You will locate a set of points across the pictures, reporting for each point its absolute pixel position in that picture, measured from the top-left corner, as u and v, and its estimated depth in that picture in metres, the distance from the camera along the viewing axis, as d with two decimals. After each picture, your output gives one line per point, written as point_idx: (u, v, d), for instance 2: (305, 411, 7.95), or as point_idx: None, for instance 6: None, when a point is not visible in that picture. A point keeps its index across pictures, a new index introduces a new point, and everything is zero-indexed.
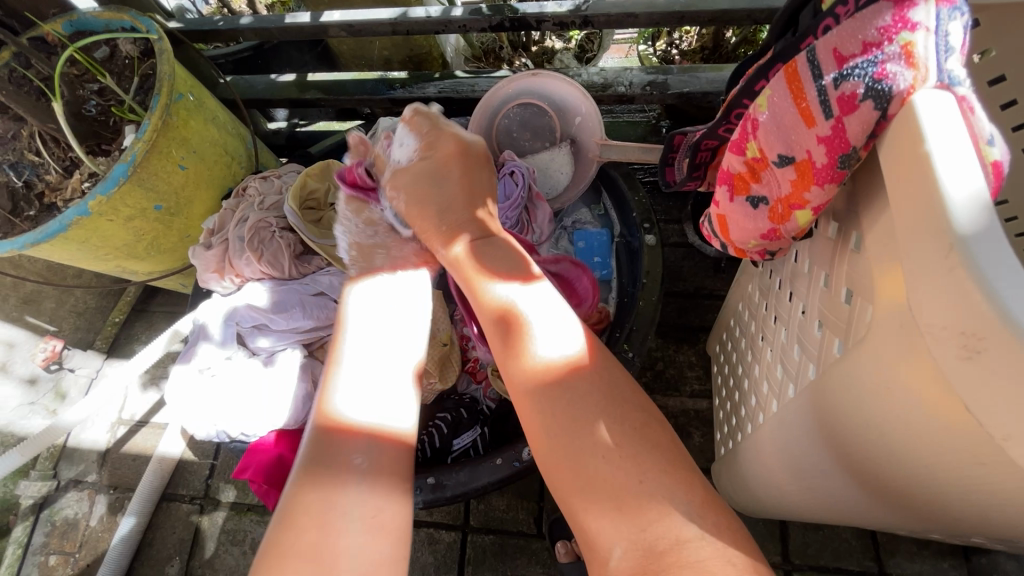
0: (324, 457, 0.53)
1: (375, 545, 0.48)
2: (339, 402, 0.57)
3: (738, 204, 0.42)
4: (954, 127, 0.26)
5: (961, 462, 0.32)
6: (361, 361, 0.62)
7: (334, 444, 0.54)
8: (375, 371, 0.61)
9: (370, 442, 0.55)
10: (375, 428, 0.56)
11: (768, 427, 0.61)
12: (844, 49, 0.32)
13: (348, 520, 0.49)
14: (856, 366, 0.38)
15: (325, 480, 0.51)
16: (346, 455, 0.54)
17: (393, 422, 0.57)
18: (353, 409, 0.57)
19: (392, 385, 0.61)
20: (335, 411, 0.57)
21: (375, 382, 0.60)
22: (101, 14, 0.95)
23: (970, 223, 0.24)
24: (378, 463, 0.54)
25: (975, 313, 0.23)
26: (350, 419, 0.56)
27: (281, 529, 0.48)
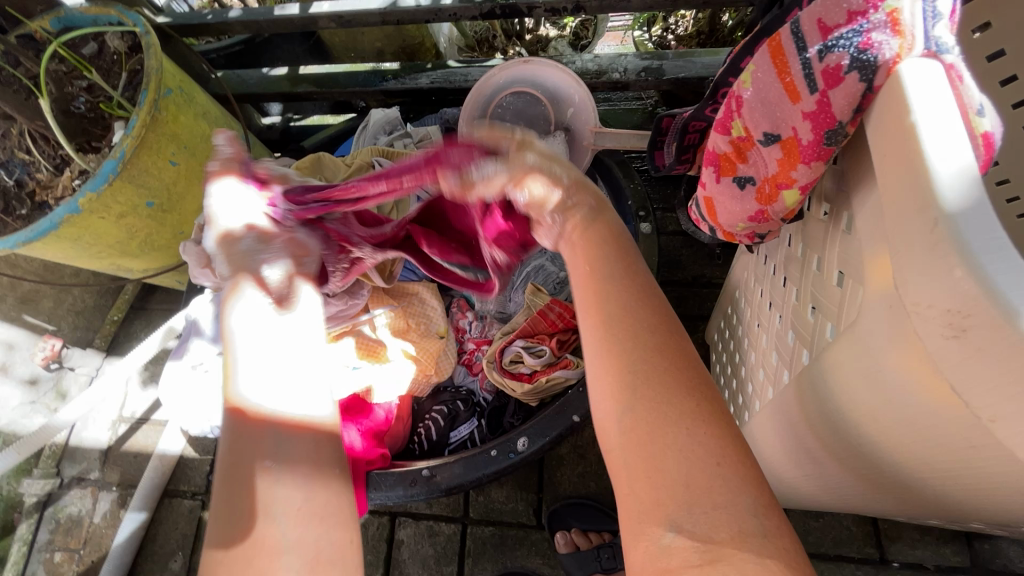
0: (237, 452, 0.45)
1: (314, 540, 0.42)
2: (243, 385, 0.47)
3: (724, 185, 0.41)
4: (940, 97, 0.25)
5: (954, 448, 0.31)
6: (260, 333, 0.50)
7: (243, 436, 0.45)
8: (285, 350, 0.50)
9: (286, 428, 0.46)
10: (288, 417, 0.46)
11: (764, 415, 0.59)
12: (829, 19, 0.31)
13: (270, 517, 0.42)
14: (846, 351, 0.37)
15: (243, 480, 0.44)
16: (256, 447, 0.45)
17: (307, 410, 0.48)
18: (258, 392, 0.47)
19: (305, 364, 0.50)
20: (238, 396, 0.47)
21: (285, 361, 0.50)
22: (87, 9, 0.94)
23: (958, 200, 0.22)
24: (300, 449, 0.46)
25: (960, 290, 0.22)
26: (254, 406, 0.46)
27: (213, 532, 0.42)
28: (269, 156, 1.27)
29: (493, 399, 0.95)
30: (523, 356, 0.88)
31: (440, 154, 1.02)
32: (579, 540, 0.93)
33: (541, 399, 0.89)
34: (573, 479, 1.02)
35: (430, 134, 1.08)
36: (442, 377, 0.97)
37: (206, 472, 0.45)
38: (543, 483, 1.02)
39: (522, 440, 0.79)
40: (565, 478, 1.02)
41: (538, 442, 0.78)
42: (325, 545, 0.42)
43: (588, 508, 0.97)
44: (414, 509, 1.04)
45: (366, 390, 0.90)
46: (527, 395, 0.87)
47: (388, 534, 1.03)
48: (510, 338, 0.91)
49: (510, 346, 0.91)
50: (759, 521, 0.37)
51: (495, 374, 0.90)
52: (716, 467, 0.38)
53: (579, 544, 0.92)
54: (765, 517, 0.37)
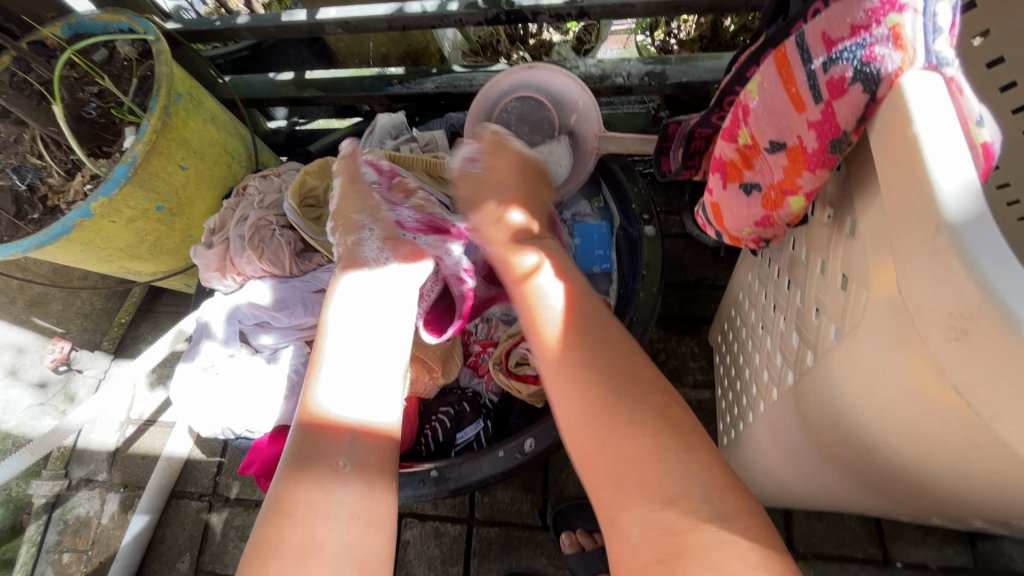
0: (312, 452, 0.53)
1: (361, 544, 0.48)
2: (323, 396, 0.56)
3: (731, 191, 0.42)
4: (941, 109, 0.26)
5: (957, 447, 0.32)
6: (348, 350, 0.60)
7: (322, 441, 0.53)
8: (362, 366, 0.59)
9: (357, 439, 0.54)
10: (362, 424, 0.55)
11: (768, 415, 0.60)
12: (833, 32, 0.32)
13: (334, 515, 0.49)
14: (850, 353, 0.38)
15: (315, 478, 0.51)
16: (332, 452, 0.53)
17: (378, 417, 0.56)
18: (335, 404, 0.55)
19: (378, 379, 0.59)
20: (318, 405, 0.55)
21: (361, 372, 0.58)
22: (99, 16, 0.95)
23: (960, 211, 0.23)
24: (370, 460, 0.54)
25: (963, 295, 0.23)
26: (335, 416, 0.55)
27: (267, 526, 0.49)
28: (276, 160, 1.29)
29: (498, 401, 0.96)
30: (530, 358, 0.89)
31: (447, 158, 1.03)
32: (584, 540, 0.92)
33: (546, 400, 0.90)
34: (578, 480, 1.03)
35: (435, 138, 1.09)
36: (449, 379, 0.98)
37: (281, 467, 0.53)
38: (548, 484, 1.03)
39: (529, 440, 0.80)
40: (569, 479, 1.03)
41: (545, 443, 0.79)
42: (373, 548, 0.49)
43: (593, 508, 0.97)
44: (420, 510, 1.05)
45: None
46: (533, 396, 0.89)
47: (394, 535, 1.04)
48: (517, 339, 0.92)
49: (516, 347, 0.91)
50: None
51: (502, 376, 0.91)
52: None
53: (585, 544, 0.92)
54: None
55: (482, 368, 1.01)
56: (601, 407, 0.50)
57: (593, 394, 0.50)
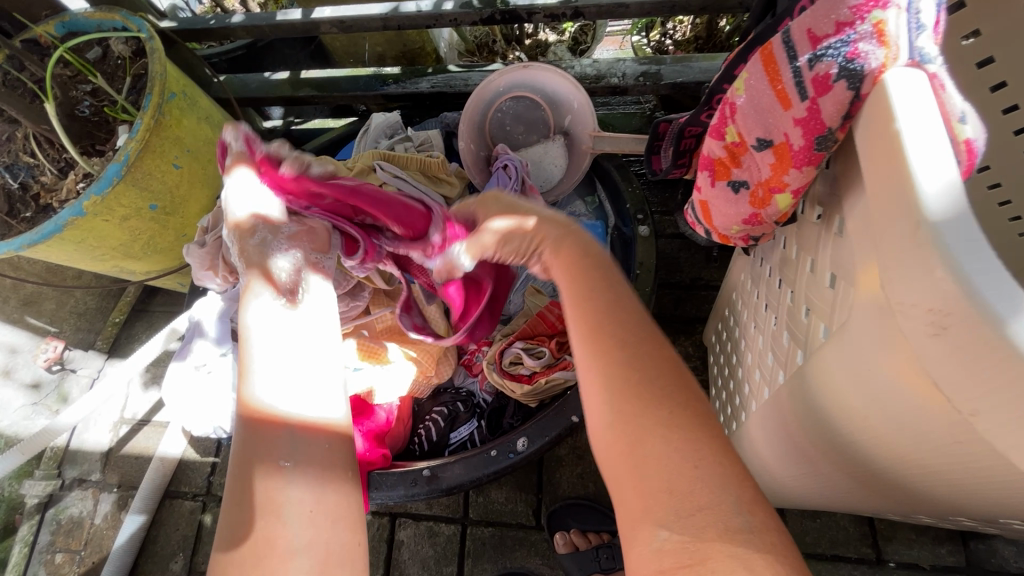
0: (253, 449, 0.48)
1: (322, 538, 0.44)
2: (261, 392, 0.51)
3: (719, 189, 0.42)
4: (924, 105, 0.26)
5: (944, 445, 0.32)
6: (279, 343, 0.55)
7: (262, 437, 0.49)
8: (296, 359, 0.54)
9: (298, 432, 0.50)
10: (302, 418, 0.50)
11: (760, 414, 0.60)
12: (818, 29, 0.32)
13: (286, 514, 0.45)
14: (838, 351, 0.38)
15: (261, 476, 0.47)
16: (274, 447, 0.48)
17: (322, 413, 0.52)
18: (275, 399, 0.51)
19: (315, 371, 0.54)
20: (256, 400, 0.51)
21: (301, 366, 0.54)
22: (92, 14, 0.95)
23: (940, 209, 0.23)
24: (318, 454, 0.49)
25: (941, 291, 0.22)
26: (272, 411, 0.50)
27: (223, 529, 0.45)
28: None
29: (492, 400, 0.96)
30: (523, 357, 0.89)
31: (442, 157, 1.01)
32: (578, 540, 0.93)
33: (540, 400, 0.90)
34: (572, 480, 1.02)
35: (430, 138, 1.09)
36: (442, 379, 0.98)
37: (232, 467, 0.49)
38: (542, 484, 1.03)
39: (521, 439, 0.80)
40: (563, 479, 1.03)
41: (537, 443, 0.79)
42: (332, 541, 0.44)
43: (585, 508, 0.98)
44: (414, 510, 1.05)
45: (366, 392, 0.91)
46: (527, 396, 0.88)
47: (388, 535, 1.03)
48: (510, 340, 0.93)
49: (510, 348, 0.92)
50: (746, 518, 0.37)
51: (495, 376, 0.91)
52: (693, 474, 0.39)
53: (578, 544, 0.92)
54: (750, 514, 0.38)
55: (475, 368, 1.01)
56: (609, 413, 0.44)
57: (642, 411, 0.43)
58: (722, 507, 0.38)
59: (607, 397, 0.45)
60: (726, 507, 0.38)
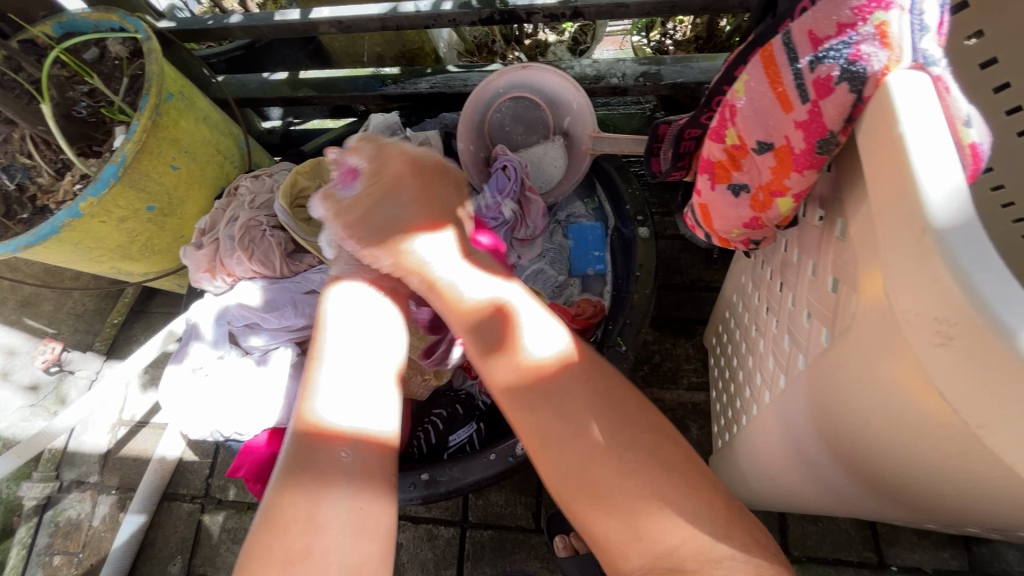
0: (307, 461, 0.51)
1: (361, 550, 0.48)
2: (321, 409, 0.54)
3: (719, 192, 0.41)
4: (928, 108, 0.25)
5: (949, 455, 0.31)
6: (343, 360, 0.58)
7: (315, 446, 0.52)
8: (359, 373, 0.57)
9: (352, 445, 0.53)
10: (361, 432, 0.54)
11: (760, 418, 0.60)
12: (819, 30, 0.32)
13: (331, 519, 0.48)
14: (841, 357, 0.37)
15: (310, 483, 0.50)
16: (326, 456, 0.52)
17: (378, 426, 0.55)
18: (336, 414, 0.54)
19: (378, 386, 0.57)
20: (316, 417, 0.54)
21: (360, 381, 0.56)
22: (89, 15, 0.94)
23: (946, 216, 0.23)
24: (365, 465, 0.52)
25: (949, 300, 0.22)
26: (331, 423, 0.53)
27: (267, 536, 0.48)
28: (270, 159, 1.28)
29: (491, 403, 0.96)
30: None
31: None
32: (578, 544, 0.91)
33: None
34: None
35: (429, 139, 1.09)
36: (441, 381, 0.98)
37: (277, 475, 0.51)
38: (542, 487, 1.02)
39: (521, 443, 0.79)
40: None
41: None
42: (367, 555, 0.48)
43: None
44: (413, 512, 1.04)
45: None
46: None
47: None
48: None
49: None
50: None
51: None
52: None
53: (578, 548, 0.90)
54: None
55: (474, 370, 1.01)
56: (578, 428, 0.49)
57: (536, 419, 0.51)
58: None
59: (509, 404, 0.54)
60: None
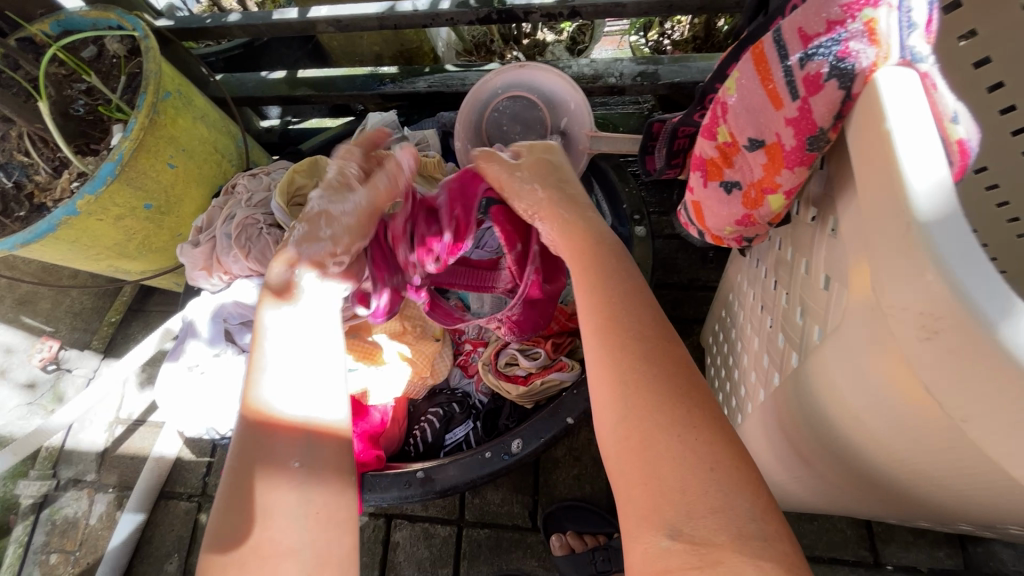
0: (256, 452, 0.50)
1: (321, 543, 0.46)
2: (267, 393, 0.53)
3: (711, 190, 0.42)
4: (915, 105, 0.26)
5: (939, 451, 0.31)
6: (289, 347, 0.57)
7: (268, 443, 0.50)
8: (306, 364, 0.56)
9: (308, 441, 0.51)
10: (310, 421, 0.52)
11: (755, 416, 0.60)
12: (809, 28, 0.32)
13: (287, 518, 0.47)
14: (831, 353, 0.38)
15: (266, 479, 0.48)
16: (280, 454, 0.50)
17: (325, 414, 0.54)
18: (282, 402, 0.53)
19: (324, 373, 0.56)
20: (261, 403, 0.52)
21: (306, 368, 0.55)
22: (87, 13, 0.94)
23: (930, 210, 0.23)
24: (322, 460, 0.51)
25: (932, 293, 0.22)
26: (278, 414, 0.52)
27: (225, 531, 0.46)
28: (268, 158, 1.28)
29: (488, 401, 0.96)
30: (519, 358, 0.89)
31: (439, 157, 1.02)
32: (574, 542, 0.93)
33: (536, 400, 0.90)
34: (568, 481, 1.02)
35: (427, 137, 1.09)
36: (438, 380, 0.98)
37: (227, 469, 0.50)
38: (538, 486, 1.02)
39: (516, 441, 0.79)
40: (560, 480, 1.02)
41: (532, 444, 0.79)
42: (331, 545, 0.47)
43: (583, 510, 0.97)
44: (410, 511, 1.04)
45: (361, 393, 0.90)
46: (521, 398, 0.88)
47: (383, 536, 1.03)
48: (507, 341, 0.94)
49: (505, 349, 0.93)
50: (740, 527, 0.36)
51: (491, 377, 0.92)
52: (686, 480, 0.39)
53: (574, 546, 0.92)
54: (763, 522, 0.37)
55: (471, 368, 1.00)
56: (620, 409, 0.44)
57: (637, 376, 0.44)
58: (718, 513, 0.37)
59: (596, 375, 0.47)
60: (721, 513, 0.37)
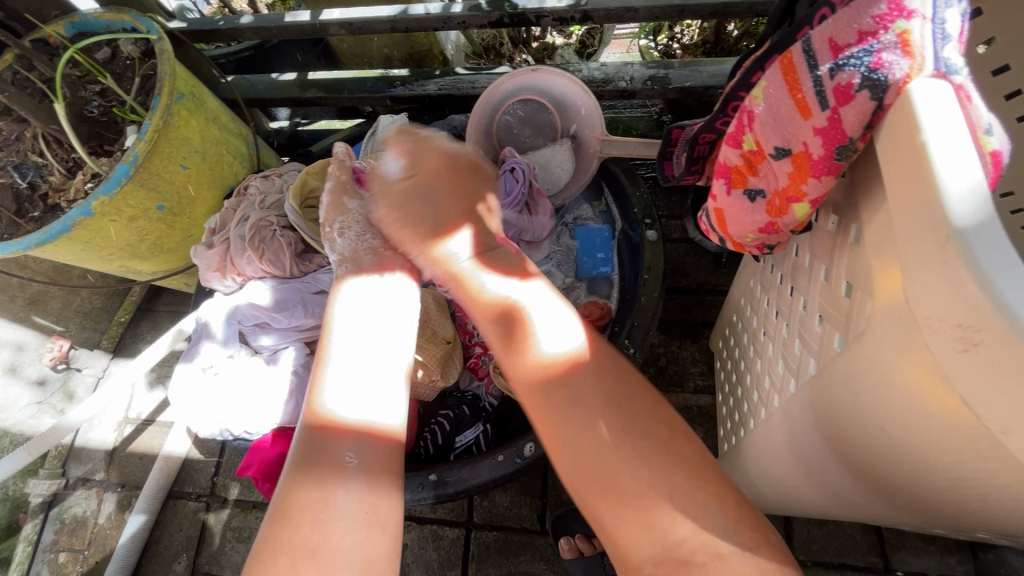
0: (317, 452, 0.51)
1: (368, 542, 0.47)
2: (330, 401, 0.54)
3: (735, 197, 0.42)
4: (950, 115, 0.25)
5: (964, 459, 0.31)
6: (352, 356, 0.58)
7: (327, 441, 0.52)
8: (368, 366, 0.57)
9: (360, 440, 0.52)
10: (367, 426, 0.53)
11: (769, 422, 0.60)
12: (840, 38, 0.32)
13: (344, 522, 0.47)
14: (856, 359, 0.37)
15: (320, 476, 0.50)
16: (336, 453, 0.51)
17: (384, 419, 0.54)
18: (344, 407, 0.54)
19: (381, 379, 0.57)
20: (325, 410, 0.54)
21: (368, 375, 0.57)
22: (102, 15, 0.95)
23: (967, 217, 0.23)
24: (372, 460, 0.52)
25: (971, 306, 0.22)
26: (339, 418, 0.53)
27: (281, 520, 0.48)
28: (278, 160, 1.28)
29: (498, 405, 0.97)
30: None
31: None
32: (583, 545, 0.92)
33: None
34: None
35: None
36: (448, 383, 0.96)
37: (289, 467, 0.52)
38: (547, 488, 1.02)
39: (529, 445, 0.79)
40: None
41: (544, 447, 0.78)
42: (376, 548, 0.48)
43: None
44: (418, 513, 1.04)
45: None
46: None
47: None
48: None
49: None
50: None
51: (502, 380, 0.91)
52: None
53: (584, 549, 0.91)
54: None
55: (481, 371, 1.01)
56: None
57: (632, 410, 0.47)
58: None
59: (532, 401, 0.53)
60: None
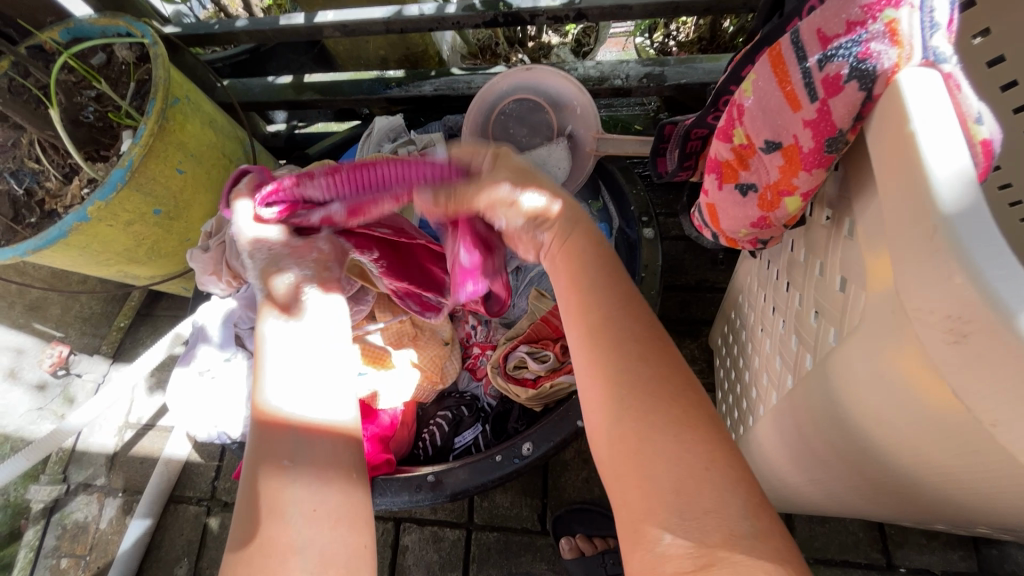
0: (261, 450, 0.48)
1: (325, 542, 0.45)
2: (272, 395, 0.50)
3: (726, 192, 0.41)
4: (938, 104, 0.25)
5: (961, 454, 0.31)
6: (292, 351, 0.53)
7: (266, 432, 0.49)
8: (311, 362, 0.53)
9: (298, 436, 0.49)
10: (307, 422, 0.49)
11: (768, 419, 0.59)
12: (828, 29, 0.32)
13: (291, 516, 0.45)
14: (849, 353, 0.37)
15: (267, 477, 0.47)
16: (282, 449, 0.48)
17: (331, 415, 0.51)
18: (285, 402, 0.50)
19: (327, 375, 0.53)
20: (265, 403, 0.50)
21: (312, 371, 0.52)
22: (96, 20, 0.94)
23: (954, 204, 0.23)
24: (319, 456, 0.48)
25: (959, 296, 0.22)
26: (280, 412, 0.49)
27: (244, 529, 0.46)
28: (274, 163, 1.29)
29: (497, 404, 0.96)
30: (528, 361, 0.89)
31: None
32: (583, 545, 0.92)
33: (544, 404, 0.89)
34: (577, 484, 1.02)
35: (434, 140, 1.08)
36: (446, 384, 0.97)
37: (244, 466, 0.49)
38: (547, 489, 1.02)
39: (526, 444, 0.79)
40: (569, 483, 1.02)
41: (542, 447, 0.78)
42: (335, 545, 0.45)
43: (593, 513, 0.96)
44: (419, 515, 1.04)
45: (370, 397, 0.90)
46: (531, 400, 0.87)
47: (392, 540, 1.03)
48: (515, 343, 0.92)
49: (514, 351, 0.91)
50: (749, 523, 0.36)
51: (499, 379, 0.90)
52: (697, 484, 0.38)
53: (584, 549, 0.91)
54: (755, 519, 0.36)
55: (479, 372, 1.00)
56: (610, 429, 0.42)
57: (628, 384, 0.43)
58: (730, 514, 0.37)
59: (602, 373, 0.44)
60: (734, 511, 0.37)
